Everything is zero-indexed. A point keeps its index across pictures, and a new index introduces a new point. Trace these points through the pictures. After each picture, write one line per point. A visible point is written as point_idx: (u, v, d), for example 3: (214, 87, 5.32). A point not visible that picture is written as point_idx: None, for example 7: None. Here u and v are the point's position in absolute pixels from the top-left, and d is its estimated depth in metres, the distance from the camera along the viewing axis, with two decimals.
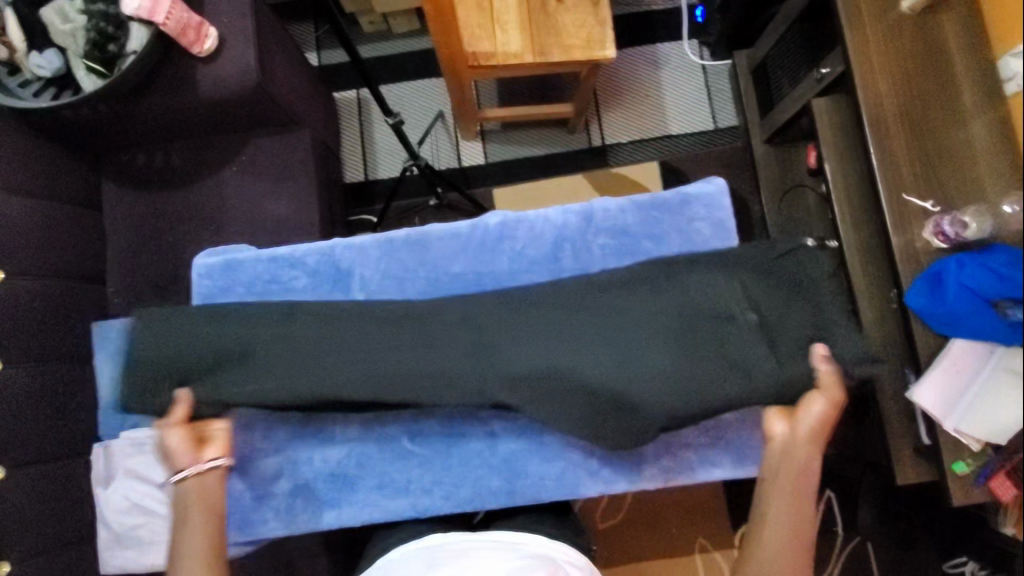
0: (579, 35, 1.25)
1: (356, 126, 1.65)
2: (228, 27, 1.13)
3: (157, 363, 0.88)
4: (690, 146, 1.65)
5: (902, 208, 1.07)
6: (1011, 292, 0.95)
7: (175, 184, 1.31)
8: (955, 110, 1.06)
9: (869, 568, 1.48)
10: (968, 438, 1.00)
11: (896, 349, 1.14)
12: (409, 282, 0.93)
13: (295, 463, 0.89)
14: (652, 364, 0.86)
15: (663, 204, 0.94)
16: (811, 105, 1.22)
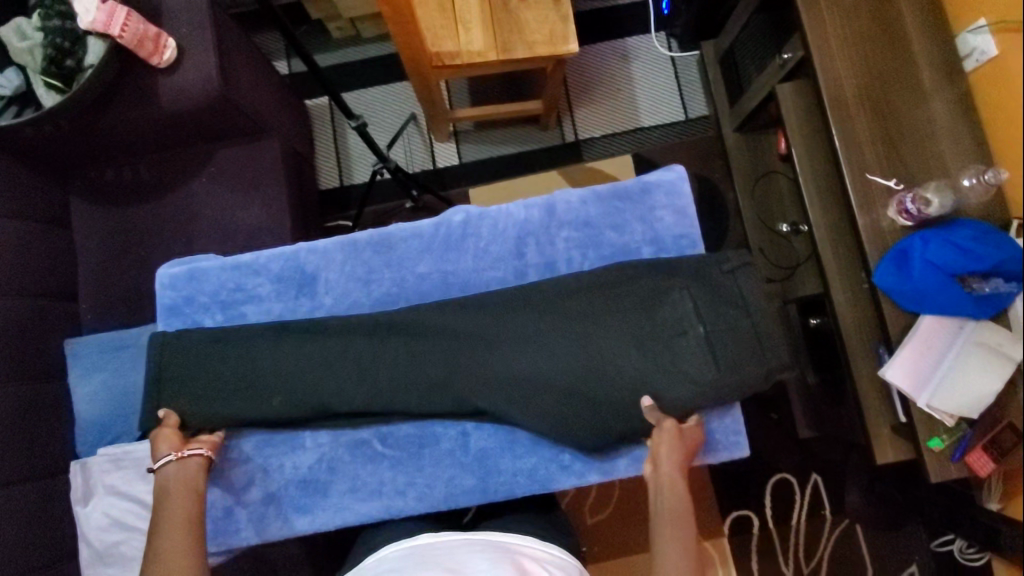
0: (541, 31, 1.25)
1: (329, 133, 1.65)
2: (187, 37, 1.12)
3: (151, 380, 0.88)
4: (662, 137, 1.66)
5: (867, 188, 1.07)
6: (971, 266, 0.99)
7: (145, 197, 1.31)
8: (914, 90, 1.08)
9: (858, 549, 1.49)
10: (941, 413, 1.00)
11: (868, 329, 1.14)
12: (375, 285, 0.91)
13: (265, 471, 0.88)
14: (621, 357, 0.85)
15: (626, 192, 0.91)
16: (775, 90, 1.23)
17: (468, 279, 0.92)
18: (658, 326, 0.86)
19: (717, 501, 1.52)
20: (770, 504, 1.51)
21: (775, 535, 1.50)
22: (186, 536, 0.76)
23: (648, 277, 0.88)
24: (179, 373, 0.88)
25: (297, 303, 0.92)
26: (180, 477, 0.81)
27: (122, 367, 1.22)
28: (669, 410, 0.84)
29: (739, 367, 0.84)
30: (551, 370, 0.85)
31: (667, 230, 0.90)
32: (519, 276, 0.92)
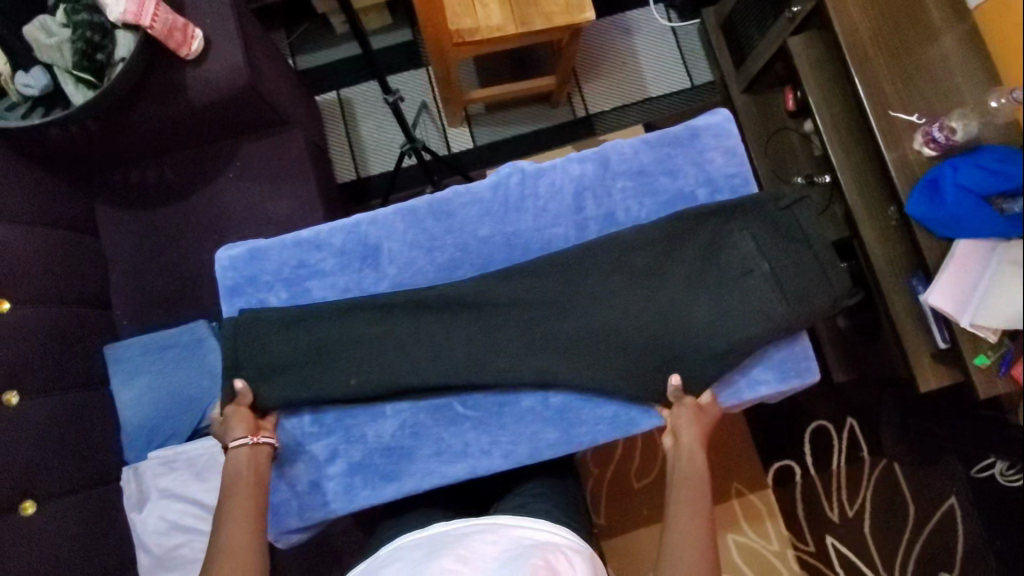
0: (557, 1, 1.27)
1: (342, 126, 1.64)
2: (212, 28, 1.13)
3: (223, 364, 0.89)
4: (671, 106, 1.70)
5: (891, 124, 1.12)
6: (1002, 187, 1.01)
7: (171, 198, 1.29)
8: (924, 28, 1.13)
9: (900, 487, 1.53)
10: (985, 330, 1.04)
11: (902, 263, 1.18)
12: (438, 251, 0.92)
13: (348, 441, 0.88)
14: (692, 301, 0.87)
15: (675, 140, 0.93)
16: (788, 43, 1.27)
17: (531, 238, 0.93)
18: (723, 267, 0.89)
19: (760, 454, 1.55)
20: (811, 452, 1.55)
21: (819, 482, 1.53)
22: (244, 528, 0.74)
23: (707, 221, 0.90)
24: (253, 354, 0.88)
25: (361, 275, 0.92)
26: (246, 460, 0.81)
27: (165, 368, 1.19)
28: (741, 343, 0.85)
29: (807, 297, 0.86)
30: (625, 318, 0.87)
31: (719, 170, 0.93)
32: (580, 231, 0.93)
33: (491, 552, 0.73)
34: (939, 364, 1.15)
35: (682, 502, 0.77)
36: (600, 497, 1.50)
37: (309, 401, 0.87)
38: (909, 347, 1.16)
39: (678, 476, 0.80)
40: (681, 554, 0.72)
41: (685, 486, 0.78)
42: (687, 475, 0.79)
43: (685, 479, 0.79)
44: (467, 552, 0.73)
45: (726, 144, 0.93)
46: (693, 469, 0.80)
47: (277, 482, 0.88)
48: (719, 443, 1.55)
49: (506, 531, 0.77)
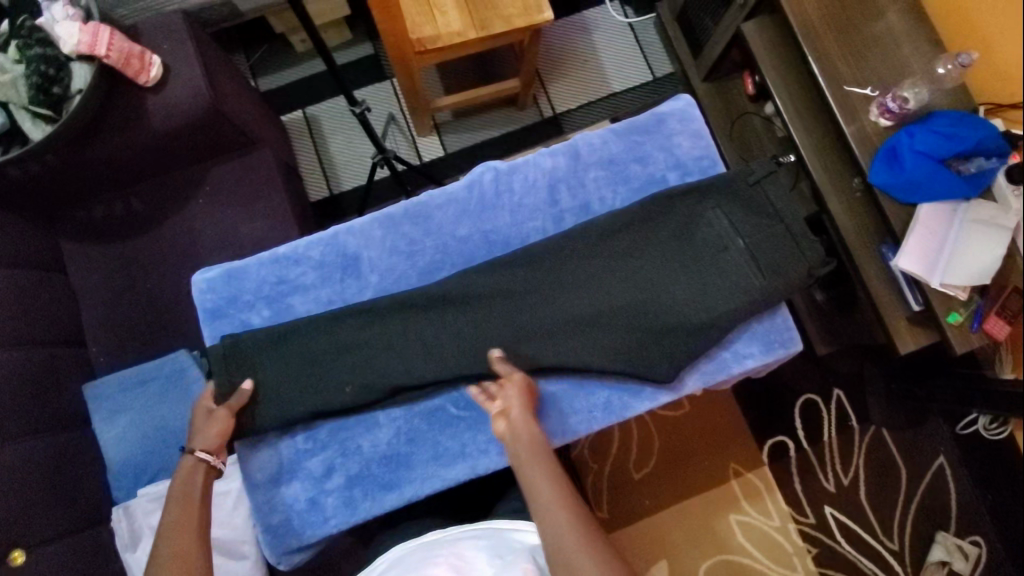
0: (514, 4, 1.29)
1: (310, 144, 1.63)
2: (170, 54, 1.12)
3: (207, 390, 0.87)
4: (635, 99, 1.73)
5: (847, 98, 1.15)
6: (956, 150, 1.07)
7: (140, 229, 1.26)
8: (869, 4, 1.17)
9: (890, 452, 1.56)
10: (954, 289, 1.08)
11: (871, 231, 1.21)
12: (418, 254, 0.92)
13: (344, 454, 0.87)
14: (674, 284, 0.88)
15: (642, 127, 0.95)
16: (741, 28, 1.30)
17: (510, 234, 0.93)
18: (700, 247, 0.90)
19: (752, 432, 1.57)
20: (802, 425, 1.57)
21: (812, 454, 1.55)
22: (191, 547, 0.74)
23: (681, 203, 0.91)
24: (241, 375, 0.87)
25: (343, 286, 0.91)
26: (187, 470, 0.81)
27: (147, 402, 1.17)
28: (725, 320, 0.86)
29: (783, 269, 0.87)
30: (610, 305, 0.88)
31: (687, 153, 0.95)
32: (557, 223, 0.94)
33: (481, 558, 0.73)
34: (915, 325, 1.18)
35: (537, 475, 0.75)
36: (601, 489, 1.52)
37: (302, 418, 0.86)
38: (886, 312, 1.19)
39: (522, 453, 0.77)
40: (552, 522, 0.71)
41: (534, 459, 0.76)
42: (531, 447, 0.77)
43: (530, 452, 0.77)
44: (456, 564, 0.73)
45: (691, 126, 0.95)
46: (536, 439, 0.78)
47: (274, 503, 0.86)
48: (710, 427, 1.57)
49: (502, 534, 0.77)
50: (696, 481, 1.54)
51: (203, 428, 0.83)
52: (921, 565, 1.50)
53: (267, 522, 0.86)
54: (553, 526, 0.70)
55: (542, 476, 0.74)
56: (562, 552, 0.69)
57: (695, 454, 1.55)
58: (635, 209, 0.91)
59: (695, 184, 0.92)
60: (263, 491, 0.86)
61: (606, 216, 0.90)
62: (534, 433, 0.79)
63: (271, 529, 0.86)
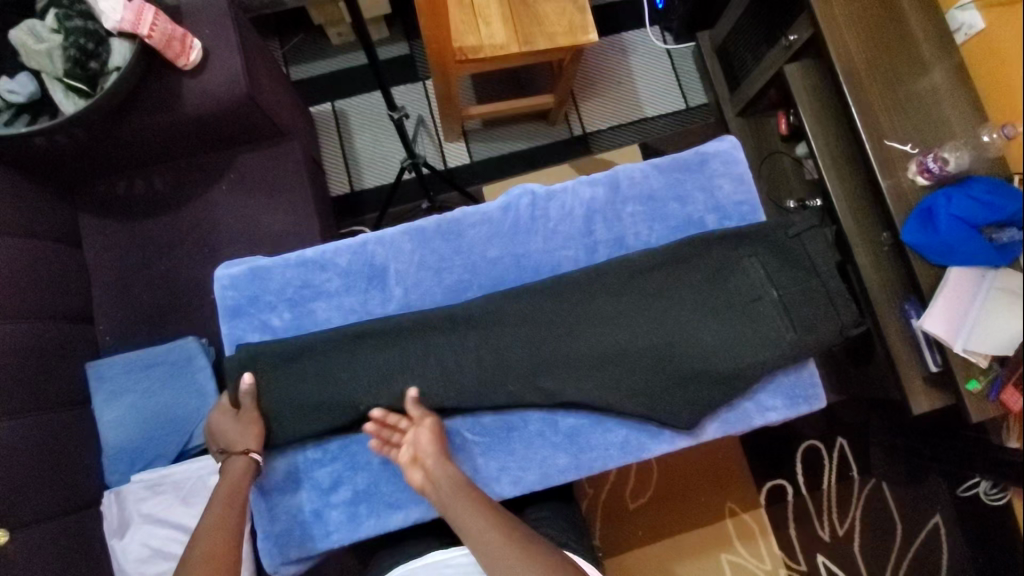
0: (560, 22, 1.28)
1: (336, 138, 1.62)
2: (211, 39, 1.10)
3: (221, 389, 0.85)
4: (666, 126, 1.72)
5: (887, 153, 1.14)
6: (991, 219, 1.06)
7: (161, 210, 1.25)
8: (917, 61, 1.17)
9: (888, 506, 1.55)
10: (976, 356, 1.07)
11: (896, 288, 1.20)
12: (447, 273, 0.90)
13: (352, 467, 0.86)
14: (704, 329, 0.86)
15: (685, 165, 0.93)
16: (784, 70, 1.29)
17: (540, 260, 0.91)
18: (732, 293, 0.88)
19: (751, 472, 1.56)
20: (802, 470, 1.56)
21: (810, 501, 1.55)
22: (191, 552, 0.73)
23: (718, 248, 0.89)
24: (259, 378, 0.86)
25: (367, 296, 0.89)
26: (233, 478, 0.80)
27: (151, 386, 1.15)
28: (751, 370, 0.85)
29: (814, 326, 0.86)
30: (637, 344, 0.86)
31: (728, 197, 0.94)
32: (589, 253, 0.92)
33: None
34: (930, 387, 1.17)
35: (466, 512, 0.74)
36: (594, 516, 1.51)
37: (313, 428, 0.84)
38: (903, 370, 1.18)
39: (446, 494, 0.76)
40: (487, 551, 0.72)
41: (458, 499, 0.75)
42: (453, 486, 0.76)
43: (456, 492, 0.76)
44: None
45: (736, 169, 0.93)
46: (455, 475, 0.77)
47: (277, 511, 0.84)
48: (709, 463, 1.57)
49: None
50: (690, 517, 1.53)
51: (238, 430, 0.81)
52: None
53: (269, 530, 0.84)
54: (488, 555, 0.71)
55: (470, 509, 0.74)
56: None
57: (691, 488, 1.54)
58: (673, 249, 0.89)
59: (734, 229, 0.91)
60: (267, 497, 0.85)
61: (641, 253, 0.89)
62: (452, 472, 0.78)
63: (272, 538, 0.84)
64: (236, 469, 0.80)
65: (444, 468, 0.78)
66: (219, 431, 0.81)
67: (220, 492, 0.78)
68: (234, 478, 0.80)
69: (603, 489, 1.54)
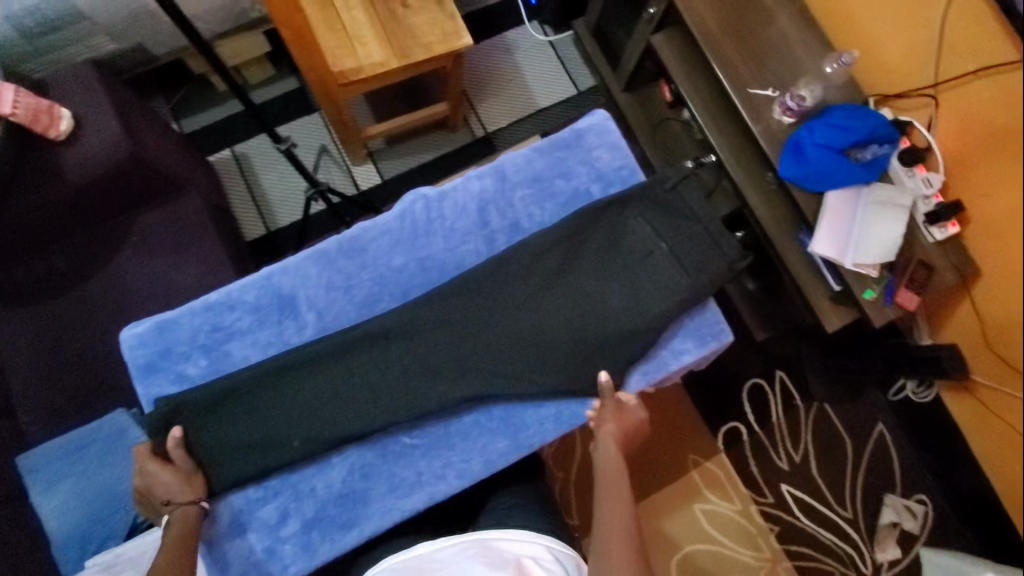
0: (434, 32, 1.32)
1: (242, 182, 1.61)
2: (81, 105, 1.09)
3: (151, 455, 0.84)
4: (562, 113, 1.79)
5: (753, 100, 1.23)
6: (853, 141, 1.16)
7: (65, 287, 1.21)
8: (763, 12, 1.27)
9: (834, 424, 1.65)
10: (868, 268, 1.15)
11: (789, 221, 1.29)
12: (356, 289, 0.91)
13: (297, 498, 0.86)
14: (611, 291, 0.91)
15: (565, 141, 0.98)
16: (651, 42, 1.38)
17: (444, 259, 0.94)
18: (626, 254, 0.93)
19: (706, 421, 1.64)
20: (751, 409, 1.65)
21: (763, 435, 1.64)
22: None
23: (607, 216, 0.94)
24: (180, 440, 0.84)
25: (281, 328, 0.89)
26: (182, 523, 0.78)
27: (89, 467, 1.10)
28: (660, 322, 0.90)
29: (706, 266, 0.91)
30: (552, 321, 0.90)
31: (607, 165, 0.99)
32: (490, 243, 0.95)
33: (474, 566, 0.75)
34: (838, 305, 1.25)
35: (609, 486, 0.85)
36: (569, 498, 1.48)
37: (252, 470, 0.84)
38: (811, 294, 1.26)
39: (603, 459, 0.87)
40: (611, 530, 0.79)
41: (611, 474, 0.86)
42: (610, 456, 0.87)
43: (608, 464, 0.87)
44: None
45: (611, 136, 0.99)
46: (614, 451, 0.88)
47: (228, 558, 0.83)
48: (666, 420, 1.63)
49: (494, 545, 0.79)
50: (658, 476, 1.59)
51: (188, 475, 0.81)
52: (874, 528, 1.59)
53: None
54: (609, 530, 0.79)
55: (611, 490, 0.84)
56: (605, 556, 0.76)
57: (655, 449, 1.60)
58: (567, 226, 0.93)
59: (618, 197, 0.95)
60: (215, 548, 0.84)
61: (540, 237, 0.92)
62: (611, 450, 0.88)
63: None
64: (183, 518, 0.79)
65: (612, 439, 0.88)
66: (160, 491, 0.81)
67: (172, 541, 0.76)
68: (182, 526, 0.78)
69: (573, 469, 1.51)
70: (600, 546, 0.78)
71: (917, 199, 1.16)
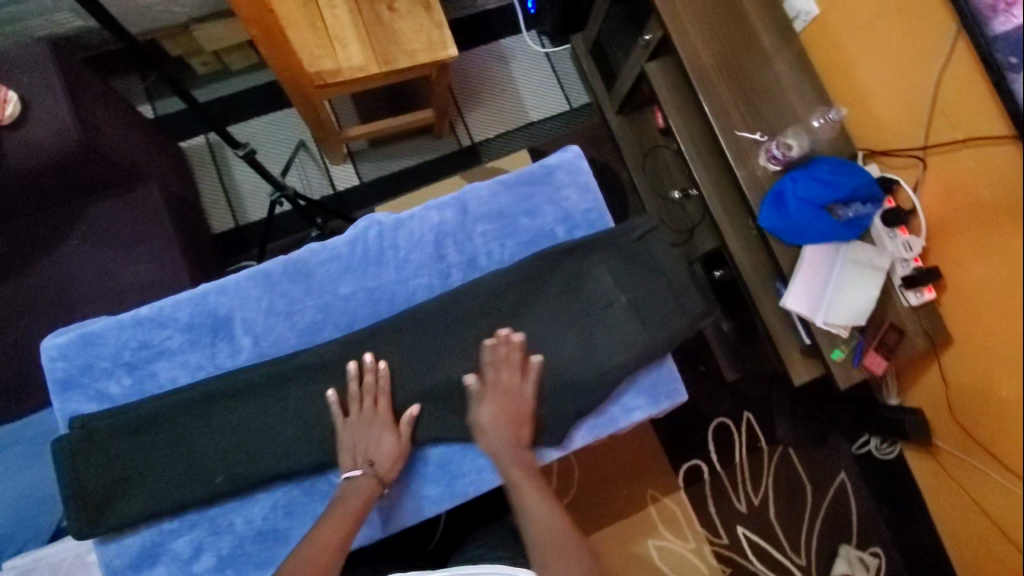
0: (419, 39, 1.26)
1: (213, 171, 1.55)
2: (31, 88, 1.03)
3: (70, 474, 0.84)
4: (552, 129, 1.74)
5: (739, 143, 1.19)
6: (836, 197, 1.13)
7: (8, 272, 1.15)
8: (760, 52, 1.22)
9: (798, 471, 1.62)
10: (838, 328, 1.12)
11: (767, 269, 1.25)
12: (295, 315, 0.91)
13: (214, 533, 0.86)
14: (552, 341, 0.92)
15: (533, 176, 0.97)
16: (645, 69, 1.33)
17: (394, 291, 0.93)
18: (585, 300, 0.93)
19: (668, 458, 1.60)
20: (715, 449, 1.62)
21: (724, 476, 1.61)
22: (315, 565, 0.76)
23: (568, 261, 0.93)
24: (99, 462, 0.84)
25: (214, 350, 0.89)
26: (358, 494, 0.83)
27: (17, 467, 1.07)
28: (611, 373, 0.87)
29: (666, 323, 0.91)
30: (499, 365, 0.90)
31: (575, 206, 0.98)
32: (443, 278, 0.95)
33: None
34: (807, 359, 1.22)
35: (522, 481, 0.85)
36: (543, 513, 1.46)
37: (174, 494, 0.85)
38: (782, 346, 1.22)
39: (498, 449, 0.86)
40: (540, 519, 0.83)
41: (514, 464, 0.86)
42: (506, 441, 0.86)
43: (507, 452, 0.86)
44: None
45: (578, 176, 0.99)
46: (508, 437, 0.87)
47: None
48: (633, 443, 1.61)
49: None
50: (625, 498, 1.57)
51: (364, 440, 0.86)
52: None
53: None
54: (537, 526, 0.81)
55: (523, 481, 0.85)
56: (544, 548, 0.79)
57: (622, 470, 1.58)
58: (523, 270, 0.93)
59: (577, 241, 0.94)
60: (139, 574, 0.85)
61: (493, 282, 0.91)
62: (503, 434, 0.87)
63: None
64: (360, 488, 0.83)
65: (496, 428, 0.86)
66: (85, 506, 0.83)
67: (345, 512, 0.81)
68: (359, 496, 0.83)
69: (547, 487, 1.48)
70: (536, 542, 0.80)
71: (896, 261, 1.12)
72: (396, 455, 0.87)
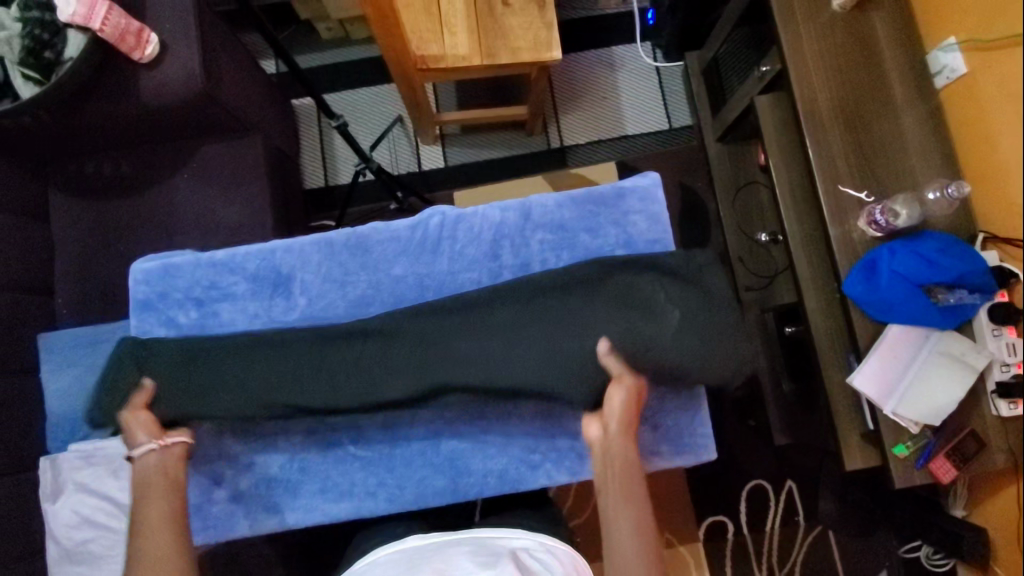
0: (526, 37, 1.27)
1: (315, 132, 1.64)
2: (170, 33, 1.13)
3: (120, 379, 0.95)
4: (646, 145, 1.69)
5: (839, 199, 1.09)
6: (937, 278, 1.02)
7: (124, 193, 1.29)
8: (888, 104, 1.11)
9: (832, 557, 1.50)
10: (908, 421, 1.02)
11: (843, 339, 1.14)
12: (350, 285, 1.02)
13: (237, 471, 0.99)
14: (564, 342, 0.95)
15: (602, 198, 1.04)
16: (754, 101, 1.24)
17: (444, 280, 1.03)
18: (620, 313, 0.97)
19: (693, 507, 1.52)
20: (745, 509, 1.52)
21: (750, 540, 1.51)
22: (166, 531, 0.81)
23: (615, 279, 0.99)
24: (142, 366, 0.96)
25: (272, 303, 1.02)
26: (162, 461, 0.90)
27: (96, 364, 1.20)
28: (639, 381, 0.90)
29: (709, 365, 0.95)
30: (520, 362, 0.95)
31: (640, 234, 1.04)
32: (494, 276, 1.03)
33: (465, 554, 0.78)
34: (866, 445, 1.11)
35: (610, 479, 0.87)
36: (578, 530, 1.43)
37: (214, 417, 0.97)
38: (841, 424, 1.12)
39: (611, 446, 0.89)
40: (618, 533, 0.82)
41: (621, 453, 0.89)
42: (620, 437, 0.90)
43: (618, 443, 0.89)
44: (439, 561, 0.77)
45: (644, 207, 1.05)
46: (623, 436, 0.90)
47: None
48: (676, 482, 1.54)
49: (483, 540, 0.83)
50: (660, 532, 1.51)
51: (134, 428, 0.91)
52: None
53: None
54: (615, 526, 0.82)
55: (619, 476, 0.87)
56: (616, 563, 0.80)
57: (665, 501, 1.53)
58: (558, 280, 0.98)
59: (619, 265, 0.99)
60: None
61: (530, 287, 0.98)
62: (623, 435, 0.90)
63: None
64: (168, 455, 0.90)
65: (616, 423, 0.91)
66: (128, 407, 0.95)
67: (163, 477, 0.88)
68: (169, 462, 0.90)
69: (588, 504, 1.44)
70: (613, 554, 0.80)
71: (994, 362, 1.00)
72: (153, 425, 0.92)
